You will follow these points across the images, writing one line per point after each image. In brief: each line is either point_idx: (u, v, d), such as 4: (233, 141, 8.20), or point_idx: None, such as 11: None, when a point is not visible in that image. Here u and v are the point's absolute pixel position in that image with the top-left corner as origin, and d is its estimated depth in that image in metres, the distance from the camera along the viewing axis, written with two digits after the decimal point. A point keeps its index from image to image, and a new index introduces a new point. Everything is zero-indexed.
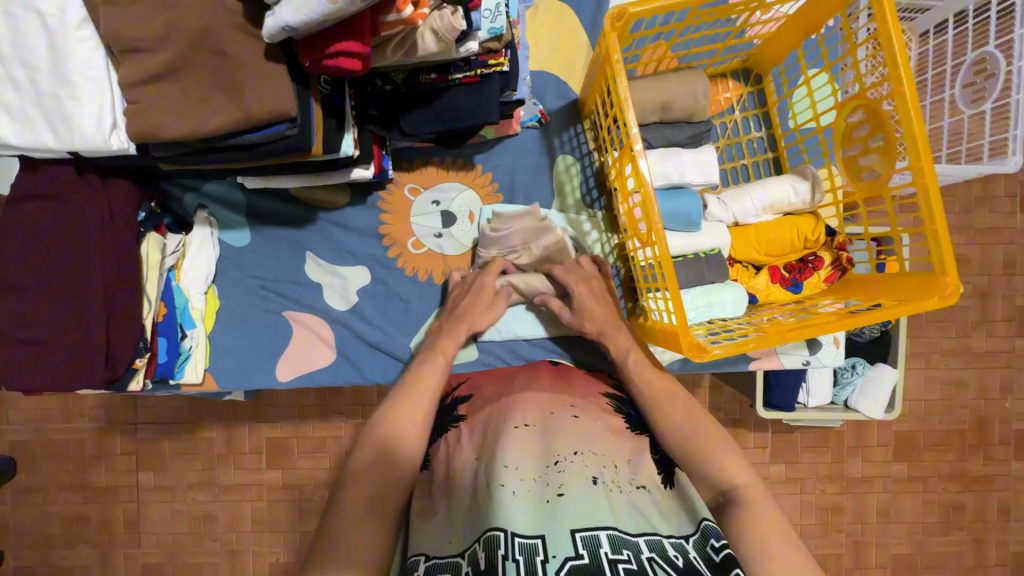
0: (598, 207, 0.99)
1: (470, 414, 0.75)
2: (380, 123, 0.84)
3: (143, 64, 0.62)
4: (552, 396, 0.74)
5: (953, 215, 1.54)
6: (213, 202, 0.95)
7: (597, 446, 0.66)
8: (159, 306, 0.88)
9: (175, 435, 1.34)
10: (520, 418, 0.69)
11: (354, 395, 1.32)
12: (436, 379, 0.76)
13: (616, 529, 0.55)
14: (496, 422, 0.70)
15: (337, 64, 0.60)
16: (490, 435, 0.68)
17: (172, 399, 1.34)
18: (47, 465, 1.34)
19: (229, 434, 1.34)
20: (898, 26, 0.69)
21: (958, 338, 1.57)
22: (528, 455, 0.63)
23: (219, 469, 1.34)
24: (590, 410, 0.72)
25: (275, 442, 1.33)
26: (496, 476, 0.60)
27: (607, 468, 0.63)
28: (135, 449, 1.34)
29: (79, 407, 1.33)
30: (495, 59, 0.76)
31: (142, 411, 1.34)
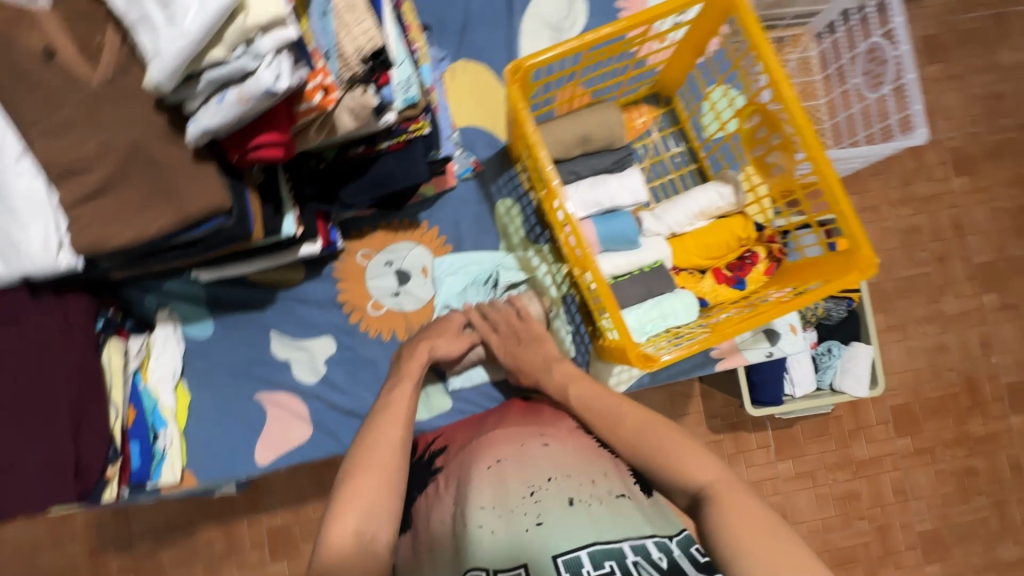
0: (544, 241, 1.03)
1: (446, 464, 0.76)
2: (321, 199, 0.88)
3: (81, 185, 0.65)
4: (521, 428, 0.74)
5: (894, 190, 1.61)
6: (172, 299, 0.98)
7: (570, 467, 0.66)
8: (127, 411, 0.89)
9: (172, 542, 1.30)
10: (490, 457, 0.69)
11: None
12: (406, 404, 0.75)
13: (598, 542, 0.57)
14: (471, 461, 0.71)
15: (261, 154, 0.65)
16: (462, 479, 0.69)
17: (164, 504, 1.31)
18: None
19: (228, 530, 1.30)
20: (767, 38, 0.77)
21: (928, 304, 1.62)
22: (502, 490, 0.64)
23: (223, 570, 1.30)
24: (561, 437, 0.71)
25: (277, 530, 1.30)
26: (472, 520, 0.62)
27: (585, 484, 0.64)
28: (132, 564, 1.29)
29: (70, 530, 1.29)
30: (415, 124, 0.83)
31: (136, 522, 1.30)
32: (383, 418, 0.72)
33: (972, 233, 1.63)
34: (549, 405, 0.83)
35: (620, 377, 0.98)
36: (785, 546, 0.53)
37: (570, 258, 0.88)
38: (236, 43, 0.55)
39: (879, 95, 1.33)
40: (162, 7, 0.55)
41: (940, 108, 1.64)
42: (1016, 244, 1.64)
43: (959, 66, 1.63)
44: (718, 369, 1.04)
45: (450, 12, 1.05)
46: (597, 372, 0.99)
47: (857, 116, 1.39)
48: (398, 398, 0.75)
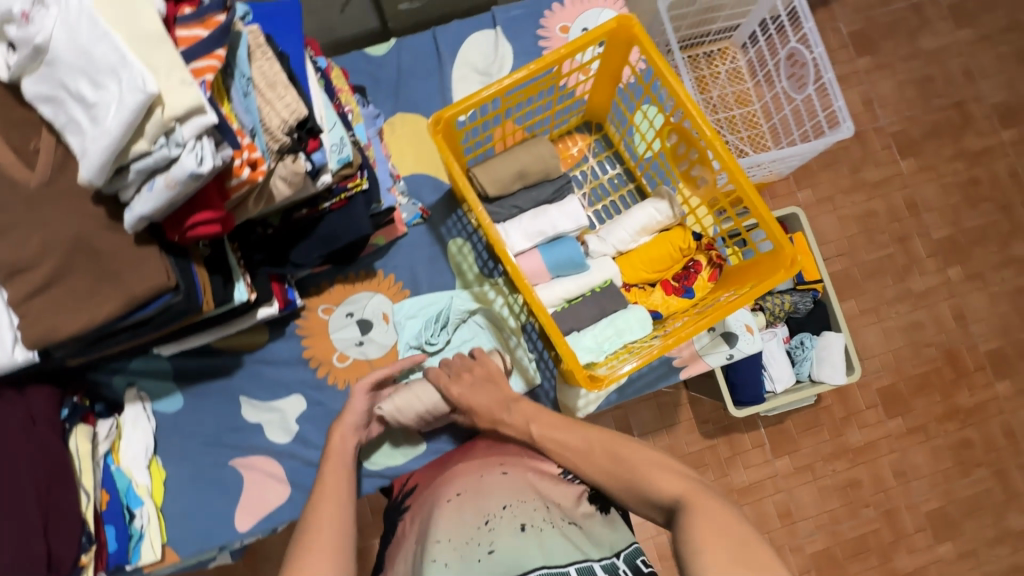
0: (497, 274, 1.06)
1: (413, 502, 0.78)
2: (271, 263, 0.90)
3: (28, 281, 0.68)
4: (483, 459, 0.78)
5: (843, 179, 1.67)
6: (141, 377, 0.99)
7: (525, 494, 0.68)
8: (101, 495, 0.88)
9: None
10: (451, 490, 0.72)
11: None
12: (345, 475, 0.77)
13: (545, 567, 0.59)
14: (435, 496, 0.74)
15: (198, 232, 0.68)
16: (424, 516, 0.71)
17: None
18: None
19: None
20: (668, 65, 0.82)
21: (896, 284, 1.65)
22: (461, 523, 0.66)
23: None
24: (518, 464, 0.74)
25: None
26: (428, 552, 0.64)
27: (539, 510, 0.66)
28: None
29: None
30: (353, 182, 0.86)
31: None
32: (323, 492, 0.73)
33: (927, 211, 1.69)
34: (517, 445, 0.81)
35: (586, 401, 1.00)
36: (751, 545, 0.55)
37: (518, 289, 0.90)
38: (156, 134, 0.59)
39: (806, 95, 1.40)
40: (83, 109, 0.59)
41: (876, 96, 1.71)
42: (970, 215, 1.70)
43: (887, 56, 1.72)
44: (682, 378, 1.06)
45: (382, 69, 1.11)
46: (565, 396, 1.01)
47: (790, 117, 1.45)
48: (337, 467, 0.77)
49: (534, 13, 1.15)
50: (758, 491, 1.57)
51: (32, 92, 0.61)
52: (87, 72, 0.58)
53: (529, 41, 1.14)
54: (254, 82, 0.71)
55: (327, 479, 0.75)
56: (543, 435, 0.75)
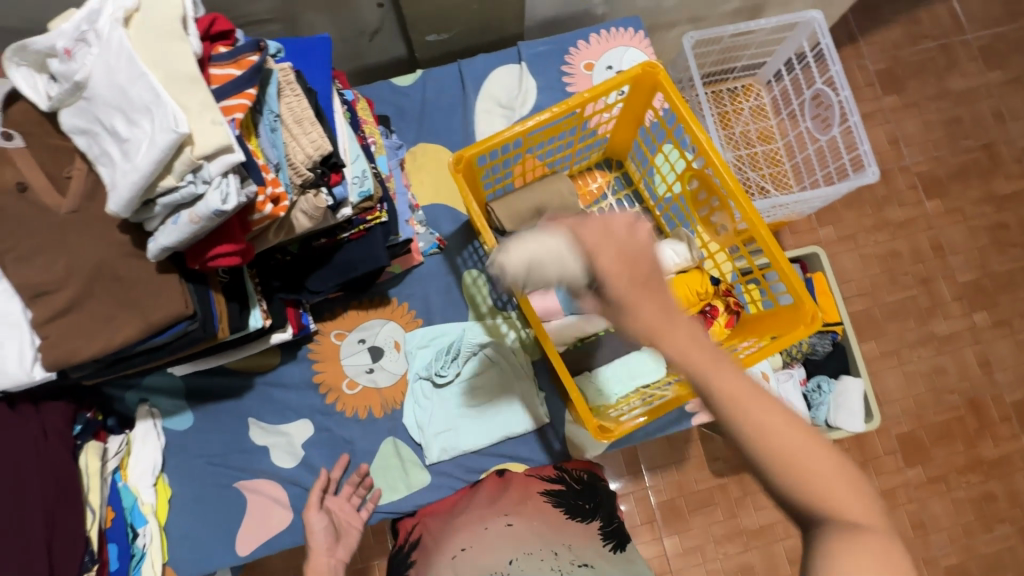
0: (511, 307, 1.06)
1: (419, 558, 0.88)
2: (287, 290, 0.91)
3: (50, 304, 0.69)
4: (487, 509, 0.88)
5: (866, 218, 1.64)
6: (153, 393, 1.00)
7: (529, 547, 0.81)
8: (106, 513, 0.90)
9: None
10: (457, 547, 0.83)
11: None
12: None
13: None
14: (450, 542, 0.85)
15: (218, 264, 0.69)
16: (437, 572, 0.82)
17: None
18: None
19: None
20: (692, 114, 0.83)
21: (918, 328, 1.61)
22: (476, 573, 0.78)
23: None
24: (521, 512, 0.87)
25: None
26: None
27: (547, 559, 0.79)
28: None
29: None
30: (372, 214, 0.87)
31: None
32: None
33: (953, 253, 1.65)
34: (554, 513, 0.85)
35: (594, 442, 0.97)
36: None
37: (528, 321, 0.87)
38: (183, 171, 0.60)
39: (829, 137, 1.38)
40: (116, 144, 0.61)
41: (902, 135, 1.68)
42: (998, 260, 1.65)
43: (914, 95, 1.70)
44: (693, 423, 1.04)
45: (407, 98, 1.12)
46: (574, 435, 0.99)
47: (813, 156, 1.43)
48: None
49: (559, 49, 1.16)
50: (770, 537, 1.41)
51: (70, 125, 0.63)
52: (122, 109, 0.59)
53: (553, 76, 1.15)
54: (282, 118, 0.73)
55: None
56: (725, 397, 0.47)
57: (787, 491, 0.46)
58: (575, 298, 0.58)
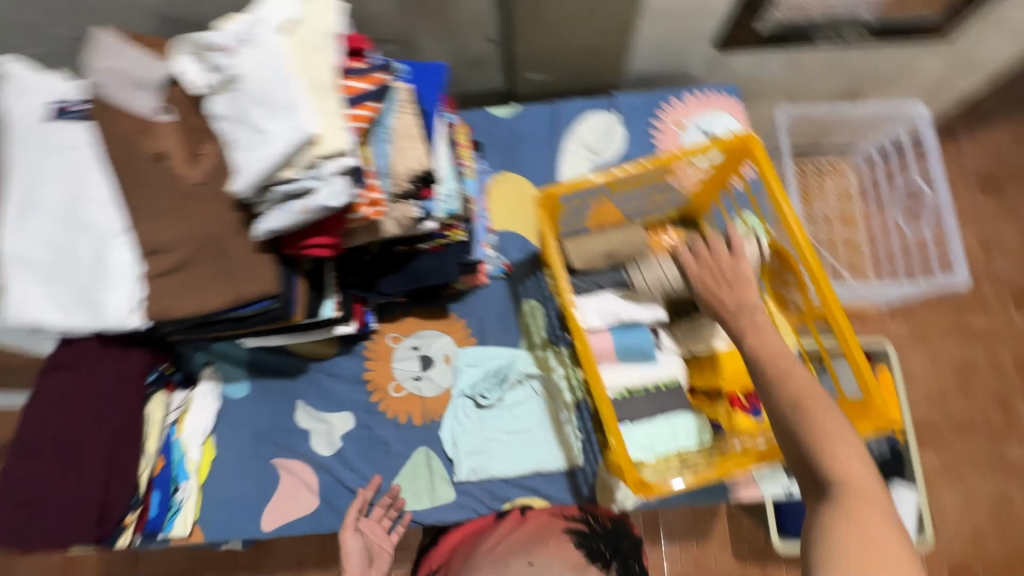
0: (564, 343, 1.06)
1: None
2: (360, 287, 0.97)
3: (162, 263, 0.78)
4: (512, 547, 0.86)
5: (945, 319, 1.55)
6: (218, 358, 1.06)
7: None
8: (157, 461, 0.96)
9: None
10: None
11: None
12: None
13: None
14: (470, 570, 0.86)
15: (312, 252, 0.76)
16: None
17: (168, 554, 1.36)
18: None
19: None
20: (782, 189, 0.83)
21: (988, 448, 1.48)
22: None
23: None
24: (543, 553, 0.84)
25: None
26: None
27: None
28: None
29: (68, 567, 1.35)
30: (452, 230, 0.92)
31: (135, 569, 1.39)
32: None
33: None
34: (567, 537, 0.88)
35: (625, 495, 0.98)
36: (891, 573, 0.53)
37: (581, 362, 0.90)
38: (303, 166, 0.67)
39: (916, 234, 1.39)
40: (252, 133, 0.68)
41: (996, 241, 1.59)
42: None
43: (1015, 202, 1.61)
44: (727, 499, 1.01)
45: (499, 128, 1.18)
46: (604, 482, 0.99)
47: None
48: None
49: (651, 103, 1.20)
50: None
51: (217, 109, 0.71)
52: (264, 104, 0.66)
53: (642, 129, 1.18)
54: (393, 132, 0.78)
55: None
56: (758, 348, 0.74)
57: (782, 420, 0.67)
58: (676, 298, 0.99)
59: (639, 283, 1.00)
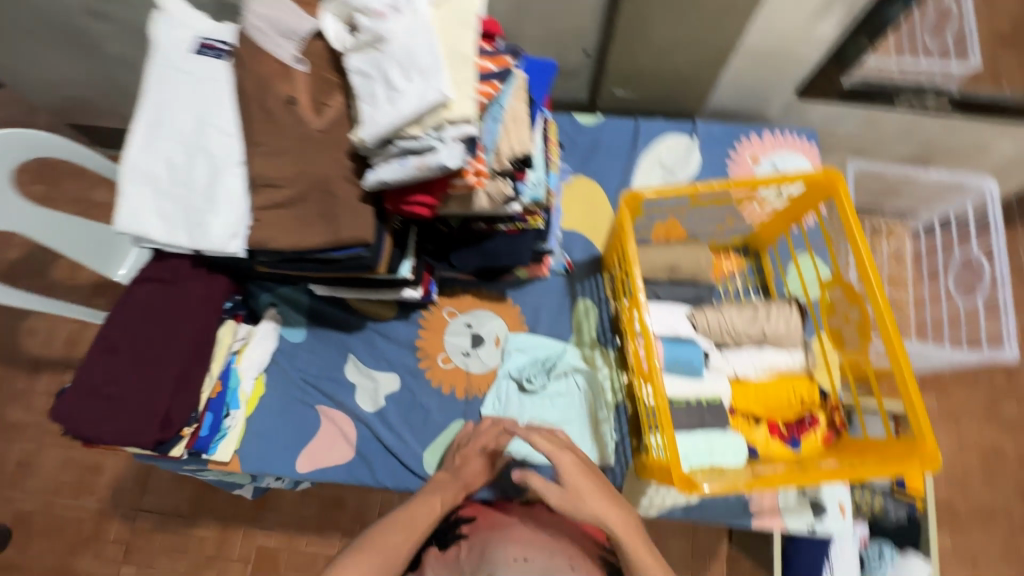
0: (611, 346, 1.11)
1: (471, 532, 0.85)
2: (433, 255, 1.03)
3: (270, 196, 0.84)
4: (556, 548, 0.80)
5: (978, 401, 1.46)
6: (282, 302, 1.13)
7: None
8: (215, 384, 1.01)
9: (168, 530, 1.58)
10: (517, 551, 0.78)
11: (355, 513, 1.56)
12: (426, 523, 0.83)
13: None
14: (491, 547, 0.80)
15: (413, 208, 0.82)
16: (488, 561, 0.77)
17: (178, 488, 1.61)
18: (38, 545, 1.57)
19: (222, 535, 1.57)
20: (859, 225, 0.85)
21: (1009, 542, 1.38)
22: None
23: (202, 573, 1.54)
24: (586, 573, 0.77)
25: (266, 553, 1.55)
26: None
27: None
28: (126, 538, 1.58)
29: (90, 485, 1.61)
30: (533, 217, 0.97)
31: (147, 498, 1.61)
32: (404, 519, 0.82)
33: None
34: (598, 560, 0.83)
35: (649, 501, 1.00)
36: None
37: (635, 366, 0.96)
38: (430, 127, 0.73)
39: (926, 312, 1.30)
40: (387, 89, 0.74)
41: None
42: None
43: None
44: (751, 525, 1.00)
45: (582, 135, 1.23)
46: (631, 488, 1.02)
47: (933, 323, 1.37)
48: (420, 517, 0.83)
49: (731, 135, 1.24)
50: None
51: (355, 64, 0.77)
52: (404, 65, 0.73)
53: (717, 159, 1.22)
54: (505, 113, 0.83)
55: (413, 511, 0.83)
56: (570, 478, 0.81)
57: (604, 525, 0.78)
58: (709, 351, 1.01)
59: (702, 323, 1.01)
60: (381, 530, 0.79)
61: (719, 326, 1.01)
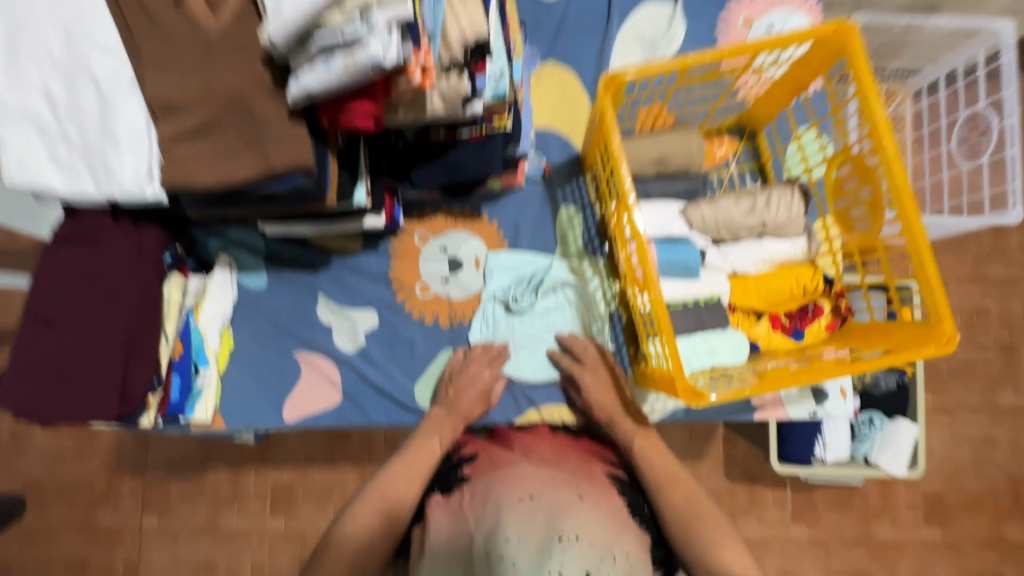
0: (600, 255, 1.03)
1: (473, 476, 0.79)
2: (392, 174, 0.89)
3: (179, 124, 0.70)
4: (560, 474, 0.76)
5: (964, 265, 1.44)
6: (234, 246, 1.02)
7: (597, 535, 0.67)
8: (176, 344, 0.92)
9: (183, 477, 1.45)
10: (523, 490, 0.71)
11: (362, 442, 1.43)
12: (426, 468, 0.81)
13: None
14: (495, 492, 0.72)
15: (353, 121, 0.68)
16: (495, 506, 0.71)
17: (183, 441, 1.47)
18: (55, 507, 1.45)
19: (236, 476, 1.45)
20: (876, 87, 0.74)
21: (984, 394, 1.43)
22: (531, 533, 0.67)
23: (224, 513, 1.44)
24: (594, 493, 0.73)
25: (282, 487, 1.43)
26: (498, 551, 0.65)
27: (606, 561, 0.66)
28: (143, 491, 1.45)
29: (94, 447, 1.46)
30: (499, 118, 0.83)
31: (153, 450, 1.46)
32: (403, 467, 0.80)
33: None
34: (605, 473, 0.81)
35: (653, 405, 0.98)
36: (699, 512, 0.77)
37: (627, 273, 0.89)
38: (354, 10, 0.59)
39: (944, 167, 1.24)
40: None
41: None
42: None
43: None
44: (754, 418, 1.02)
45: (546, 16, 1.05)
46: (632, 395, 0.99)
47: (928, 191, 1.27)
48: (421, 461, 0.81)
49: None
50: (763, 548, 1.45)
51: None
52: None
53: (704, 27, 1.06)
54: None
55: (409, 458, 0.81)
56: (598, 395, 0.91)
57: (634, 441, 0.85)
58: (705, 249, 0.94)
59: (697, 220, 0.93)
60: (384, 483, 0.78)
61: (715, 221, 0.92)
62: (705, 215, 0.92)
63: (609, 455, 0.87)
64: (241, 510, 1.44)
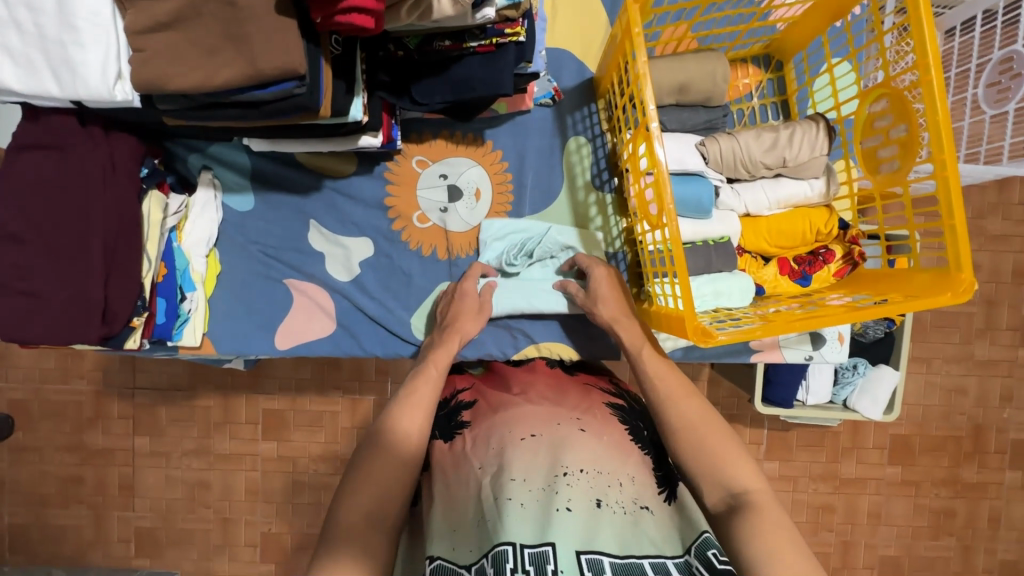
0: (608, 189, 0.98)
1: (474, 420, 0.78)
2: (391, 90, 0.82)
3: (150, 12, 0.62)
4: (555, 408, 0.76)
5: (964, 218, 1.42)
6: (218, 163, 0.94)
7: (602, 465, 0.68)
8: (159, 267, 0.87)
9: (172, 401, 1.45)
10: (524, 430, 0.72)
11: (352, 371, 1.43)
12: (429, 396, 0.76)
13: (618, 556, 0.60)
14: (498, 431, 0.73)
15: (350, 20, 0.60)
16: (497, 443, 0.71)
17: (171, 365, 1.45)
18: (43, 426, 1.45)
19: (226, 402, 1.45)
20: (929, 11, 0.68)
21: (963, 344, 1.45)
22: (535, 469, 0.67)
23: (215, 438, 1.45)
24: (594, 421, 0.74)
25: (272, 414, 1.44)
26: (506, 489, 0.65)
27: (614, 487, 0.66)
28: (132, 413, 1.45)
29: (78, 369, 1.44)
30: (512, 29, 0.75)
31: (141, 375, 1.44)
32: (407, 398, 0.75)
33: None
34: (604, 407, 0.79)
35: None
36: (701, 410, 0.73)
37: (638, 209, 0.84)
38: None
39: (975, 119, 1.06)
40: None
41: None
42: None
43: None
44: (752, 360, 1.03)
45: None
46: None
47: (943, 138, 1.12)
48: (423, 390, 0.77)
49: None
50: None
51: None
52: None
53: None
54: None
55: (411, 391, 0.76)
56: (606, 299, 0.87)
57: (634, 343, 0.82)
58: (717, 187, 0.89)
59: (714, 154, 0.87)
60: (387, 423, 0.72)
61: (733, 157, 0.87)
62: (719, 145, 0.87)
63: (606, 385, 0.87)
64: (233, 435, 1.45)
